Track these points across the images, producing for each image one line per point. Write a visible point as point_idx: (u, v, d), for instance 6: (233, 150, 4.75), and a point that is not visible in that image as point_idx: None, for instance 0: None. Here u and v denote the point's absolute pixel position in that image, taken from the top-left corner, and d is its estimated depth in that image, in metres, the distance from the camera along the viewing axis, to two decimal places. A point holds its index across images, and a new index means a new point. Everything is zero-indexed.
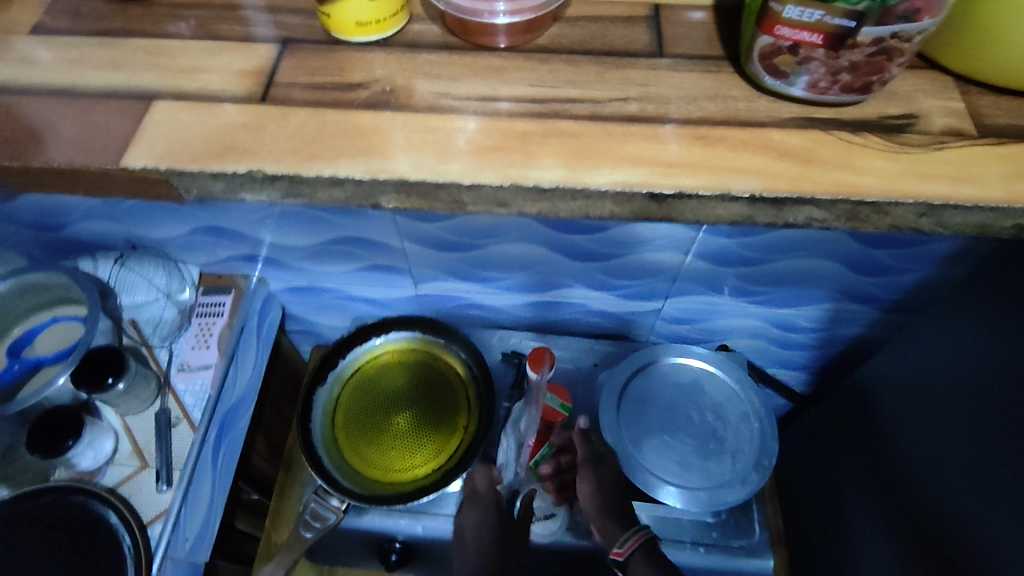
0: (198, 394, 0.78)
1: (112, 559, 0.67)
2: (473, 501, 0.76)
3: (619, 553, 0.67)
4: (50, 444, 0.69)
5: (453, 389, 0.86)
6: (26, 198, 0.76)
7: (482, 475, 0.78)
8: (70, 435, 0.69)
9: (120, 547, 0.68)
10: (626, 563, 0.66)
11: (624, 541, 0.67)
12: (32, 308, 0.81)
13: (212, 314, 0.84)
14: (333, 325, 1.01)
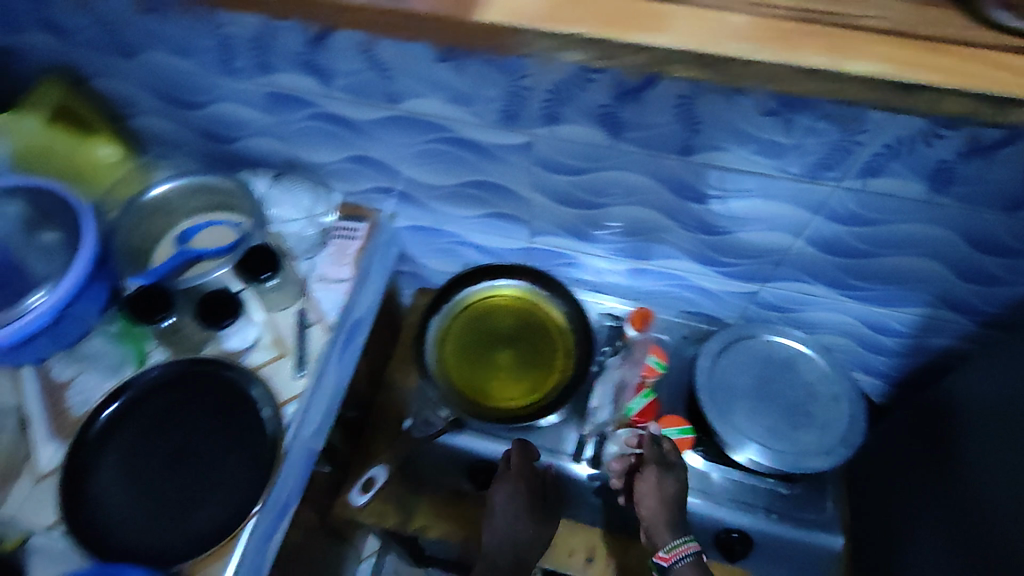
0: (334, 302, 0.86)
1: (253, 425, 0.76)
2: (509, 486, 0.84)
3: (664, 557, 0.77)
4: (211, 318, 0.79)
5: (553, 336, 0.92)
6: (213, 110, 0.85)
7: (518, 452, 0.84)
8: (229, 316, 0.80)
9: (259, 416, 0.76)
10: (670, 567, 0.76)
11: (671, 549, 0.76)
12: (200, 209, 0.91)
13: (348, 235, 0.92)
14: (442, 269, 1.10)
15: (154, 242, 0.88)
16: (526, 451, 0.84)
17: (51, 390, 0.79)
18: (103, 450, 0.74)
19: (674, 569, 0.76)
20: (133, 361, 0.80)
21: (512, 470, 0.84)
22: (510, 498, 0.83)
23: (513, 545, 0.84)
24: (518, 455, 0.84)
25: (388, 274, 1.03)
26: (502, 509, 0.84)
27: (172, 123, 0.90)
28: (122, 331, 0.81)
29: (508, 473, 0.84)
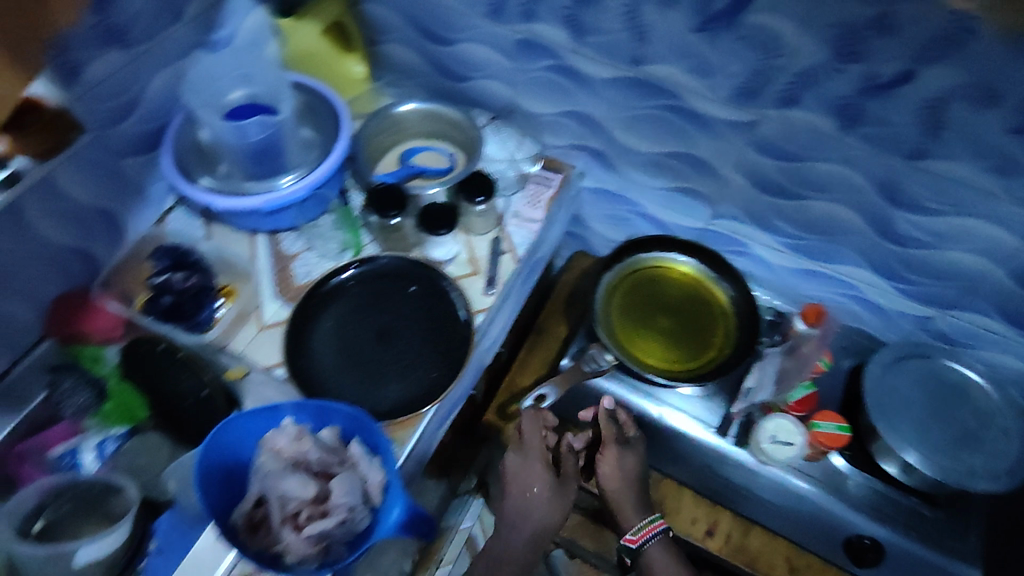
0: (524, 238, 0.95)
1: (451, 323, 0.85)
2: (520, 457, 0.89)
3: (633, 539, 0.86)
4: (429, 223, 0.88)
5: (716, 316, 0.95)
6: (459, 48, 0.96)
7: (532, 419, 0.90)
8: (444, 225, 0.88)
9: (455, 316, 0.86)
10: (641, 548, 0.85)
11: (638, 531, 0.86)
12: (424, 132, 1.03)
13: (544, 183, 1.00)
14: (608, 236, 1.16)
15: (383, 151, 1.01)
16: (538, 416, 0.91)
17: (282, 258, 0.91)
18: (321, 314, 0.86)
19: (643, 549, 0.86)
20: (351, 248, 0.92)
21: (527, 441, 0.90)
22: (534, 469, 0.89)
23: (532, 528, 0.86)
24: (533, 424, 0.90)
25: (562, 231, 1.10)
26: (519, 481, 0.88)
27: (416, 54, 1.02)
28: (347, 220, 0.94)
29: (523, 447, 0.90)
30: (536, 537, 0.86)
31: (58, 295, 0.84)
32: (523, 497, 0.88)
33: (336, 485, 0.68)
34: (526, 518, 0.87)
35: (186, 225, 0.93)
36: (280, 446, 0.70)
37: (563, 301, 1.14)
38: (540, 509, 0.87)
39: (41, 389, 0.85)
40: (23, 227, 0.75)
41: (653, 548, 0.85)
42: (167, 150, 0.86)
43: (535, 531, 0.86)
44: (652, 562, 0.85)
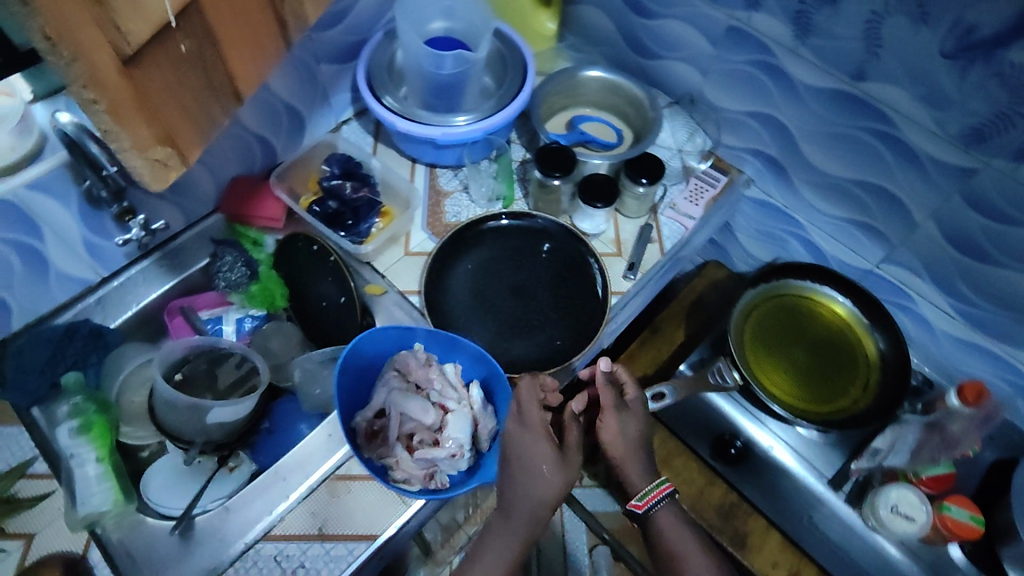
0: (673, 232, 0.93)
1: (587, 296, 0.85)
2: (519, 428, 0.69)
3: (639, 505, 0.72)
4: (590, 194, 0.86)
5: (855, 364, 0.89)
6: (659, 24, 0.92)
7: (532, 391, 0.70)
8: (602, 199, 0.86)
9: (593, 291, 0.85)
10: (652, 516, 0.71)
11: (645, 496, 0.72)
12: (599, 102, 1.00)
13: (707, 182, 0.97)
14: (753, 252, 1.09)
15: (554, 112, 1.00)
16: (536, 385, 0.71)
17: (436, 193, 0.94)
18: (463, 255, 0.87)
19: (652, 515, 0.72)
20: (503, 199, 0.93)
21: (518, 411, 0.70)
22: (529, 450, 0.67)
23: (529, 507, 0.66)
24: (520, 396, 0.70)
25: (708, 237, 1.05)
26: (519, 457, 0.67)
27: (610, 22, 0.98)
28: (505, 170, 0.94)
29: (523, 421, 0.69)
30: (533, 515, 0.66)
31: (235, 176, 0.90)
32: (519, 471, 0.67)
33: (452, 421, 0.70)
34: (525, 499, 0.66)
35: (357, 137, 0.98)
36: (408, 367, 0.72)
37: (686, 307, 1.09)
38: (537, 488, 0.66)
39: (203, 257, 0.91)
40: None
41: (666, 516, 0.71)
42: (361, 65, 0.89)
43: (534, 507, 0.66)
44: (661, 528, 0.71)
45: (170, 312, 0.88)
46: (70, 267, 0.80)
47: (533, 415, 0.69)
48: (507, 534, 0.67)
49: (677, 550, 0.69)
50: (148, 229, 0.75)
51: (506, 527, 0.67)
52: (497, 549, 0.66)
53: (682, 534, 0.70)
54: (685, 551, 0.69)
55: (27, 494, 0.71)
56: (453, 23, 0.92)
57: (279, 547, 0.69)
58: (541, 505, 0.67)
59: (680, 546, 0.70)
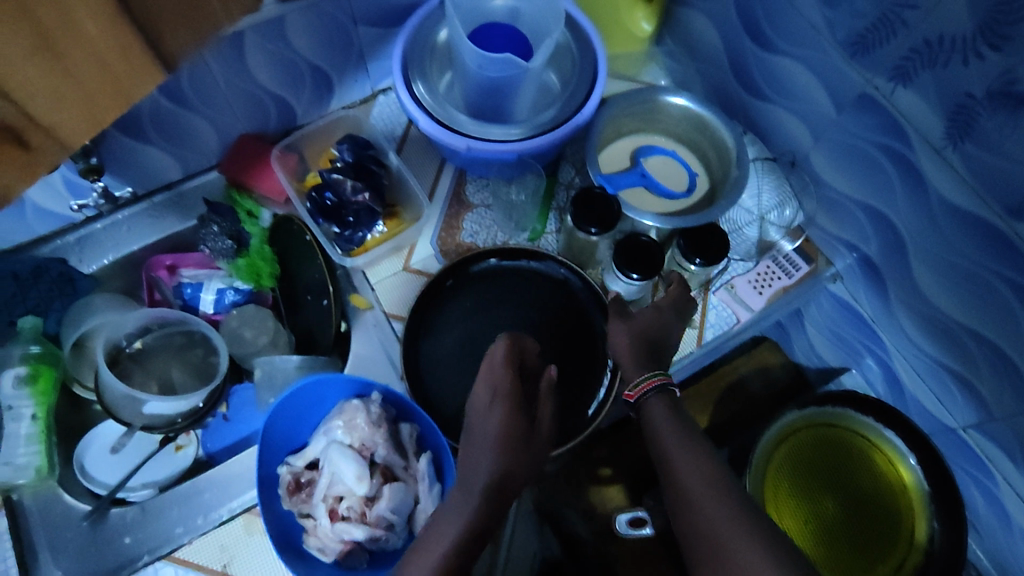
0: (721, 320, 0.79)
1: (589, 380, 0.72)
2: (486, 399, 0.59)
3: (631, 395, 0.63)
4: (631, 259, 0.70)
5: (894, 519, 0.75)
6: (778, 62, 0.73)
7: (508, 354, 0.61)
8: (642, 270, 0.70)
9: (599, 375, 0.72)
10: (642, 406, 0.61)
11: (636, 385, 0.63)
12: (679, 136, 0.82)
13: (781, 268, 0.80)
14: (819, 350, 0.91)
15: (621, 134, 0.82)
16: (513, 346, 0.62)
17: (459, 203, 0.82)
18: (463, 289, 0.76)
19: (642, 406, 0.62)
20: (530, 231, 0.80)
21: (484, 375, 0.61)
22: (489, 422, 0.57)
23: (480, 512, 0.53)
24: (490, 363, 0.61)
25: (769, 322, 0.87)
26: (482, 427, 0.57)
27: (721, 39, 0.79)
28: (544, 198, 0.81)
29: (493, 396, 0.59)
30: (500, 492, 0.54)
31: (245, 133, 0.81)
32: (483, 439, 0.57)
33: (385, 497, 0.62)
34: (488, 465, 0.54)
35: (391, 112, 0.86)
36: (353, 422, 0.64)
37: (723, 388, 0.92)
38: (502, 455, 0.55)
39: (190, 216, 0.82)
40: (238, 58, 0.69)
41: (656, 406, 0.60)
42: (400, 40, 0.74)
43: (495, 480, 0.54)
44: (650, 427, 0.60)
45: (154, 266, 0.81)
46: (48, 203, 0.73)
47: (493, 389, 0.59)
48: (463, 502, 0.53)
49: (666, 452, 0.57)
50: (106, 193, 0.75)
51: (467, 495, 0.54)
52: (457, 512, 0.52)
53: (667, 427, 0.59)
54: (672, 453, 0.56)
55: None
56: (521, 5, 0.75)
57: (180, 570, 0.65)
58: (512, 464, 0.55)
59: (670, 441, 0.57)
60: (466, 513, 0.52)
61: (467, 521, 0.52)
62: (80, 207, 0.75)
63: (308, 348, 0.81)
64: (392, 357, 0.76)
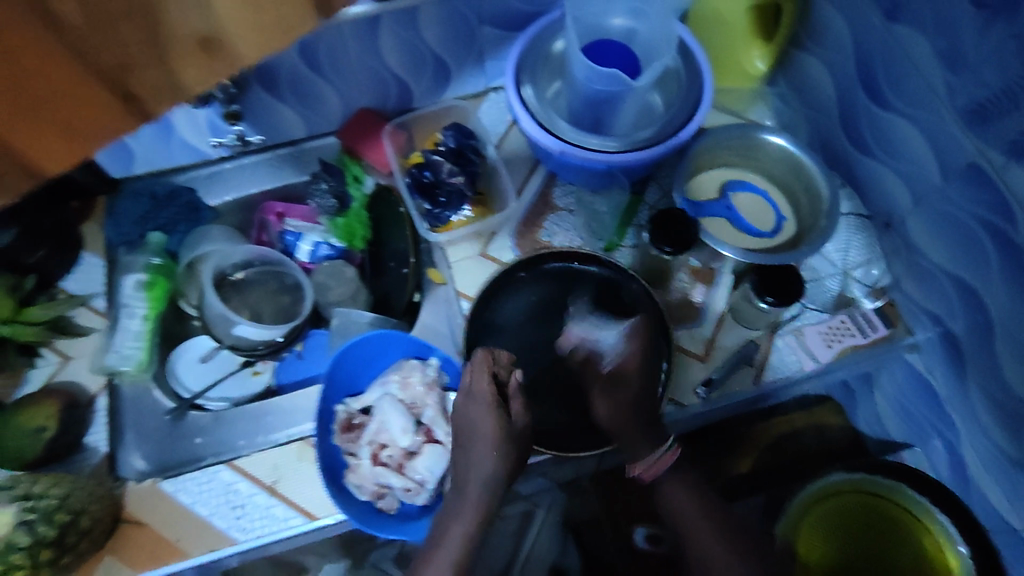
0: (782, 367, 0.77)
1: None
2: (469, 401, 0.65)
3: (644, 471, 0.70)
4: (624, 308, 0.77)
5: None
6: (889, 119, 0.72)
7: (488, 370, 0.65)
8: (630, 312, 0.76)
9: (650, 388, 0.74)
10: (659, 479, 0.70)
11: (653, 459, 0.70)
12: (775, 178, 0.82)
13: (858, 327, 0.77)
14: (885, 423, 0.88)
15: (715, 165, 0.83)
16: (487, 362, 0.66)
17: (544, 204, 0.86)
18: (532, 283, 0.79)
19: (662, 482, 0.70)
20: (606, 243, 0.83)
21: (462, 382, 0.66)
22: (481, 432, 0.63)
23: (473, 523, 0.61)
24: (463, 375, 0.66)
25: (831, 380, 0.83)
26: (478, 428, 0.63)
27: (834, 89, 0.79)
28: (626, 210, 0.84)
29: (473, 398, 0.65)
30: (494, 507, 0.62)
31: (365, 107, 0.89)
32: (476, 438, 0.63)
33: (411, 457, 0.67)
34: (485, 471, 0.62)
35: (498, 108, 0.91)
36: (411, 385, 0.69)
37: (771, 439, 0.90)
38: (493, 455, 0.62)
39: (307, 172, 0.91)
40: (372, 36, 0.77)
41: (673, 486, 0.69)
42: (517, 44, 0.79)
43: (494, 479, 0.62)
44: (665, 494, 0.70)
45: (267, 210, 0.91)
46: (191, 137, 0.84)
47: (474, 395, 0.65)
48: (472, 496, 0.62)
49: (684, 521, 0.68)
50: (241, 137, 0.85)
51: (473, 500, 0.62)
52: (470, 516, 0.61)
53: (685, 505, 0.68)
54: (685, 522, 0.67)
55: (83, 323, 0.79)
56: (638, 26, 0.78)
57: (234, 477, 0.71)
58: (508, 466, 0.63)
59: (685, 513, 0.68)
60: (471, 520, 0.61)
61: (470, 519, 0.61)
62: (216, 144, 0.86)
63: (381, 310, 0.88)
64: (454, 332, 0.81)
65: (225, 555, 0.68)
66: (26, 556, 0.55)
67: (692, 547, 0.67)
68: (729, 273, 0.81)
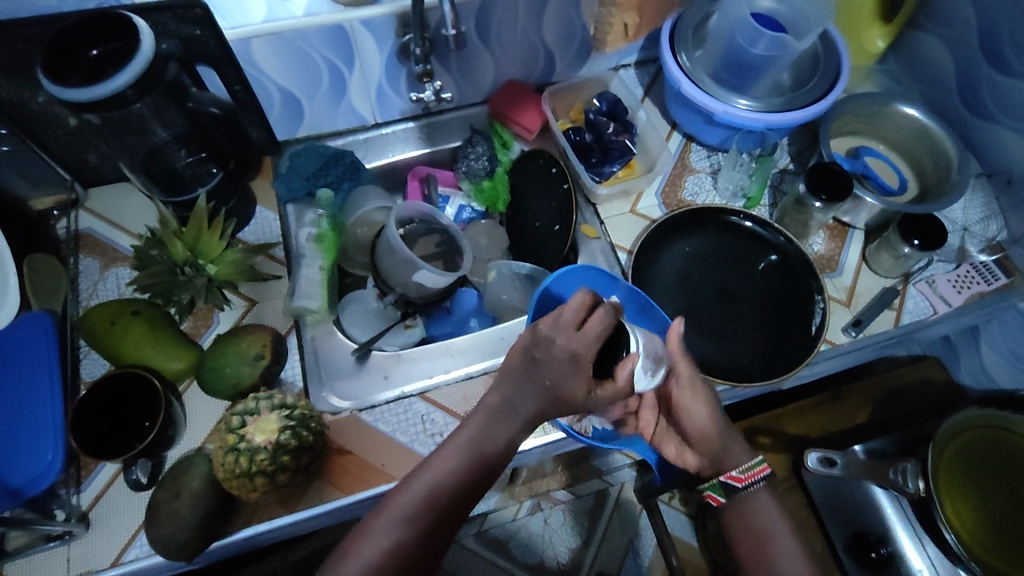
0: (917, 311, 0.84)
1: (797, 332, 0.80)
2: (569, 368, 0.57)
3: (737, 478, 0.66)
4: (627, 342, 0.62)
5: None
6: (1014, 85, 0.81)
7: (601, 332, 0.58)
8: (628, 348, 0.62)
9: (806, 327, 0.80)
10: (746, 491, 0.66)
11: (746, 470, 0.66)
12: (897, 145, 0.91)
13: (983, 274, 0.85)
14: (994, 376, 0.92)
15: (842, 132, 0.92)
16: (606, 331, 0.58)
17: (683, 166, 0.92)
18: (688, 236, 0.86)
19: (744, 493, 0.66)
20: (747, 199, 0.89)
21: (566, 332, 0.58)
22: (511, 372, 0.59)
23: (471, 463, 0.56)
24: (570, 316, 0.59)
25: (942, 333, 0.91)
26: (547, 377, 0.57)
27: (952, 63, 0.88)
28: (763, 171, 0.88)
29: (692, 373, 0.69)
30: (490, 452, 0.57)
31: (511, 79, 0.93)
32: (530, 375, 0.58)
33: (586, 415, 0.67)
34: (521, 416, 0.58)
35: (631, 82, 0.97)
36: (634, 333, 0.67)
37: (885, 391, 0.96)
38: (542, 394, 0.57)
39: (457, 139, 0.97)
40: (538, 16, 0.83)
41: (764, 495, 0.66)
42: (669, 19, 0.87)
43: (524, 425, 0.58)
44: (752, 504, 0.67)
45: (416, 173, 0.96)
46: (360, 104, 0.89)
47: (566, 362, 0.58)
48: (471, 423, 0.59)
49: (769, 533, 0.65)
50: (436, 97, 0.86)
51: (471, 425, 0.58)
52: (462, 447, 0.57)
53: (773, 518, 0.66)
54: (767, 527, 0.65)
55: (266, 270, 0.82)
56: (779, 7, 0.85)
57: (429, 409, 0.75)
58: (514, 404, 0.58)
59: (771, 525, 0.66)
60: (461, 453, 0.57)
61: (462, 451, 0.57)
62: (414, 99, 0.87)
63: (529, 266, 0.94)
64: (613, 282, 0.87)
65: None
66: (292, 457, 0.61)
67: (769, 548, 0.65)
68: (860, 229, 0.89)
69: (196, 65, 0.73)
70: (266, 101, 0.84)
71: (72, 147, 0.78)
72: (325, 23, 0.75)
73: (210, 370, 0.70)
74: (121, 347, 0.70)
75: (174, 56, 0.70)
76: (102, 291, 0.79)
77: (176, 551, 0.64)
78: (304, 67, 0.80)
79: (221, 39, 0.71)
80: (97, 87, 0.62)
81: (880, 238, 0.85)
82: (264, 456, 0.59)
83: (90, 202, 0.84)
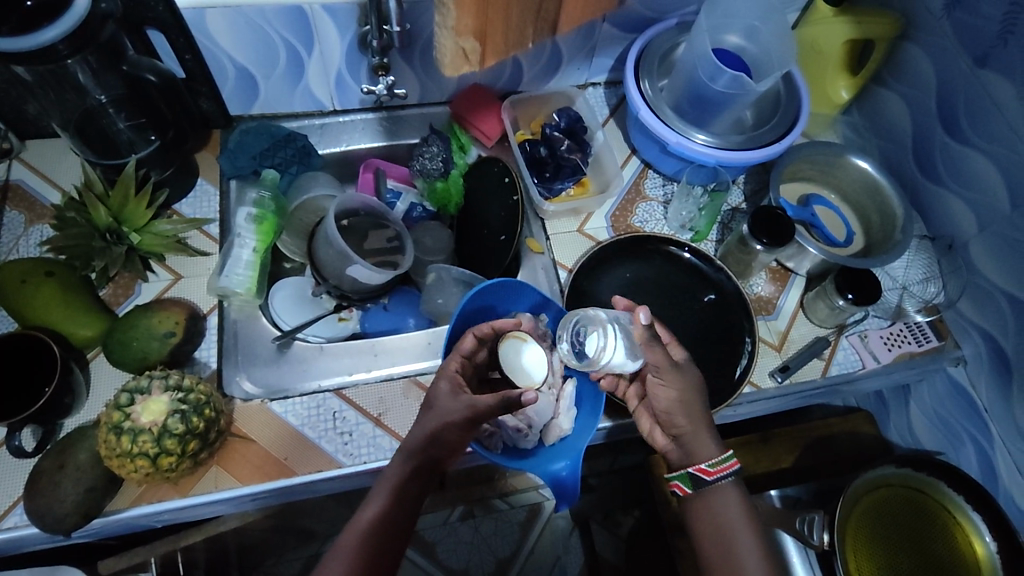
0: (846, 362, 0.84)
1: (727, 369, 0.80)
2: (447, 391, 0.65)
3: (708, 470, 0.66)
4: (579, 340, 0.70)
5: None
6: (965, 152, 0.81)
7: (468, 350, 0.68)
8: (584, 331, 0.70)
9: (734, 366, 0.80)
10: (714, 482, 0.66)
11: (718, 463, 0.66)
12: (849, 198, 0.92)
13: (916, 333, 0.86)
14: (919, 435, 0.93)
15: (795, 178, 0.93)
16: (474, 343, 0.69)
17: (636, 193, 0.92)
18: (629, 263, 0.85)
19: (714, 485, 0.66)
20: (695, 232, 0.89)
21: (470, 341, 0.68)
22: (417, 429, 0.63)
23: (420, 464, 0.63)
24: (476, 329, 0.69)
25: (873, 389, 0.91)
26: (437, 408, 0.64)
27: (912, 123, 0.89)
28: (713, 208, 0.89)
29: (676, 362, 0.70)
30: (429, 460, 0.63)
31: (476, 83, 0.93)
32: (429, 413, 0.64)
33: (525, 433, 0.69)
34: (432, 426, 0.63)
35: (596, 102, 0.98)
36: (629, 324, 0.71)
37: (813, 437, 0.95)
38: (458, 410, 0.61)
39: (416, 135, 0.95)
40: None
41: (729, 490, 0.65)
42: (638, 46, 0.88)
43: (426, 441, 0.62)
44: (718, 502, 0.65)
45: (366, 166, 0.94)
46: (318, 88, 0.88)
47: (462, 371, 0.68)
48: (399, 468, 0.63)
49: (730, 533, 0.64)
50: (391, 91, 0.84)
51: (400, 469, 0.63)
52: (399, 489, 0.62)
53: (734, 515, 0.65)
54: (738, 535, 0.63)
55: (195, 245, 0.80)
56: (749, 45, 0.85)
57: (342, 406, 0.73)
58: (425, 450, 0.62)
59: (732, 521, 0.64)
60: (395, 491, 0.62)
61: (395, 492, 0.61)
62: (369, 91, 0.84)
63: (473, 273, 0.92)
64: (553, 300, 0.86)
65: (329, 478, 0.70)
66: (178, 443, 0.60)
67: (733, 552, 0.63)
68: (802, 276, 0.89)
69: (142, 28, 0.71)
70: (219, 74, 0.82)
71: (8, 97, 0.74)
72: (282, 3, 0.73)
73: (117, 342, 0.68)
74: (29, 307, 0.67)
75: (115, 17, 0.68)
76: (22, 246, 0.76)
77: (55, 523, 0.61)
78: (260, 44, 0.78)
79: (170, 5, 0.69)
80: (19, 39, 0.59)
81: (818, 287, 0.85)
82: (147, 438, 0.59)
83: (27, 153, 0.81)
